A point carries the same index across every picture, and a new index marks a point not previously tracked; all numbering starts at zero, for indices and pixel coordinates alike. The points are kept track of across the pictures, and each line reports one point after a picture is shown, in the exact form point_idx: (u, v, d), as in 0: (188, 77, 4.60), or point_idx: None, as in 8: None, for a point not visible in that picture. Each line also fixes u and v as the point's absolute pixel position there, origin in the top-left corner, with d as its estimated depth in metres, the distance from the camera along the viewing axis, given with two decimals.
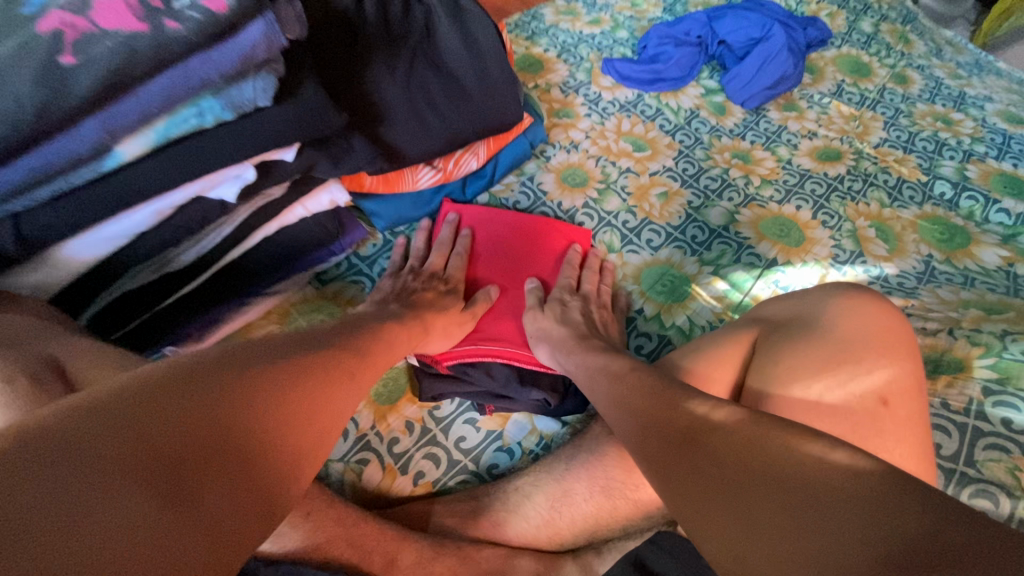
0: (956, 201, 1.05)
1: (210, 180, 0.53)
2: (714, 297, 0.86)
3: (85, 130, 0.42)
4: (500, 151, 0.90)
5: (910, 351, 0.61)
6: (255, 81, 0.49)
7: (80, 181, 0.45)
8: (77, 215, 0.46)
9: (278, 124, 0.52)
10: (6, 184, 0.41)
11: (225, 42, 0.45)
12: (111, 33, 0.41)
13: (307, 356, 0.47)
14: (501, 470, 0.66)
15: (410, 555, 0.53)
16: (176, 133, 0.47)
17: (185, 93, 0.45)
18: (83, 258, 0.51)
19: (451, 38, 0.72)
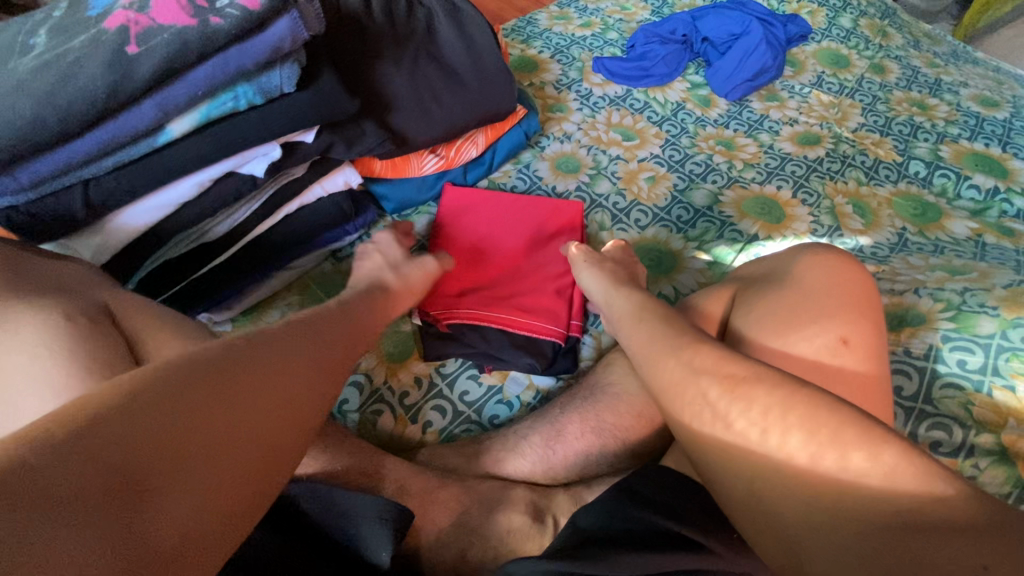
0: (929, 178, 1.11)
1: (243, 157, 0.61)
2: (699, 269, 0.93)
3: (144, 109, 0.51)
4: (498, 140, 0.99)
5: (871, 300, 0.67)
6: (282, 70, 0.57)
7: (138, 154, 0.54)
8: (134, 184, 0.55)
9: (300, 108, 0.60)
10: (82, 153, 0.51)
11: (257, 35, 0.53)
12: (167, 28, 0.49)
13: (297, 348, 0.50)
14: (501, 421, 0.72)
15: (419, 483, 0.60)
16: (216, 114, 0.56)
17: (223, 80, 0.53)
18: (136, 225, 0.60)
19: (450, 36, 0.80)
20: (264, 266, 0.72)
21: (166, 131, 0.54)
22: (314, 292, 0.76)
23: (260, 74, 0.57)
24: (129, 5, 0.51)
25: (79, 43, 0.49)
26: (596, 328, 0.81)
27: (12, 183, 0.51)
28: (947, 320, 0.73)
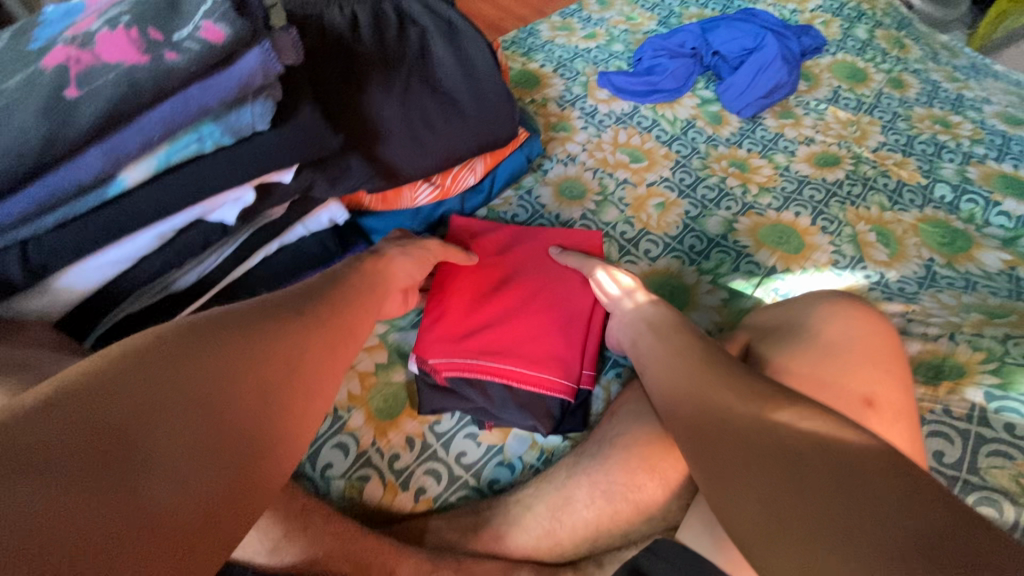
0: (956, 203, 1.04)
1: (211, 203, 0.54)
2: (713, 307, 0.86)
3: (88, 158, 0.44)
4: (498, 165, 0.92)
5: (901, 358, 0.61)
6: (253, 107, 0.51)
7: (86, 208, 0.47)
8: (81, 241, 0.48)
9: (276, 148, 0.54)
10: (13, 214, 0.43)
11: (223, 71, 0.46)
12: (114, 66, 0.42)
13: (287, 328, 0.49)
14: (501, 485, 0.66)
15: (410, 571, 0.53)
16: (177, 158, 0.49)
17: (185, 120, 0.46)
18: (85, 283, 0.52)
19: (446, 57, 0.73)
20: None
21: (117, 180, 0.47)
22: None
23: (228, 112, 0.50)
24: (72, 40, 0.45)
25: (13, 83, 0.43)
26: (606, 376, 0.75)
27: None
28: (990, 374, 0.67)
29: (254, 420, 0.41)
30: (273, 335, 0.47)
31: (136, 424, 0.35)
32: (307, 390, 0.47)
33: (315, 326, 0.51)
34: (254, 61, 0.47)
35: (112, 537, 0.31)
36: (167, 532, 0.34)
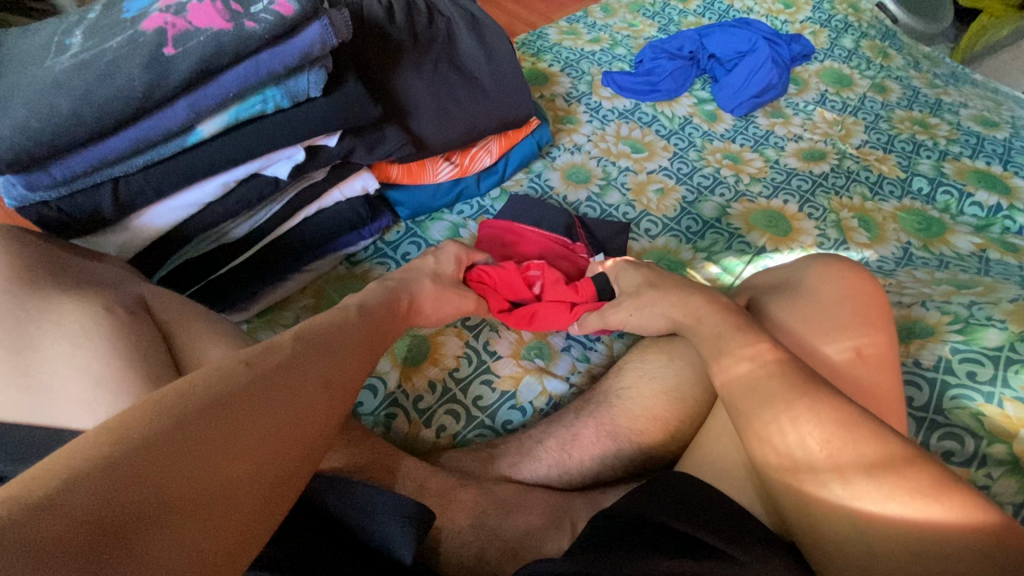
0: (933, 195, 1.13)
1: (267, 158, 0.62)
2: (708, 279, 0.94)
3: (176, 109, 0.52)
4: (511, 150, 1.00)
5: (883, 308, 0.67)
6: (309, 75, 0.59)
7: (167, 153, 0.55)
8: (163, 183, 0.55)
9: (326, 111, 0.61)
10: (113, 151, 0.52)
11: (289, 40, 0.54)
12: (203, 31, 0.51)
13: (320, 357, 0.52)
14: (514, 426, 0.73)
15: (437, 482, 0.60)
16: (245, 116, 0.57)
17: (255, 81, 0.54)
18: (157, 226, 0.60)
19: (470, 46, 0.82)
20: (282, 266, 0.75)
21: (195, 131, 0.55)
22: (330, 294, 0.78)
23: (289, 77, 0.58)
24: (166, 9, 0.53)
25: (116, 43, 0.51)
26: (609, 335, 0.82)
27: (44, 179, 0.52)
28: (955, 332, 0.74)
29: (294, 421, 0.46)
30: (326, 360, 0.51)
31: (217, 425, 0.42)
32: (340, 405, 0.51)
33: (359, 351, 0.56)
34: (314, 32, 0.55)
35: (228, 519, 0.39)
36: (219, 506, 0.39)
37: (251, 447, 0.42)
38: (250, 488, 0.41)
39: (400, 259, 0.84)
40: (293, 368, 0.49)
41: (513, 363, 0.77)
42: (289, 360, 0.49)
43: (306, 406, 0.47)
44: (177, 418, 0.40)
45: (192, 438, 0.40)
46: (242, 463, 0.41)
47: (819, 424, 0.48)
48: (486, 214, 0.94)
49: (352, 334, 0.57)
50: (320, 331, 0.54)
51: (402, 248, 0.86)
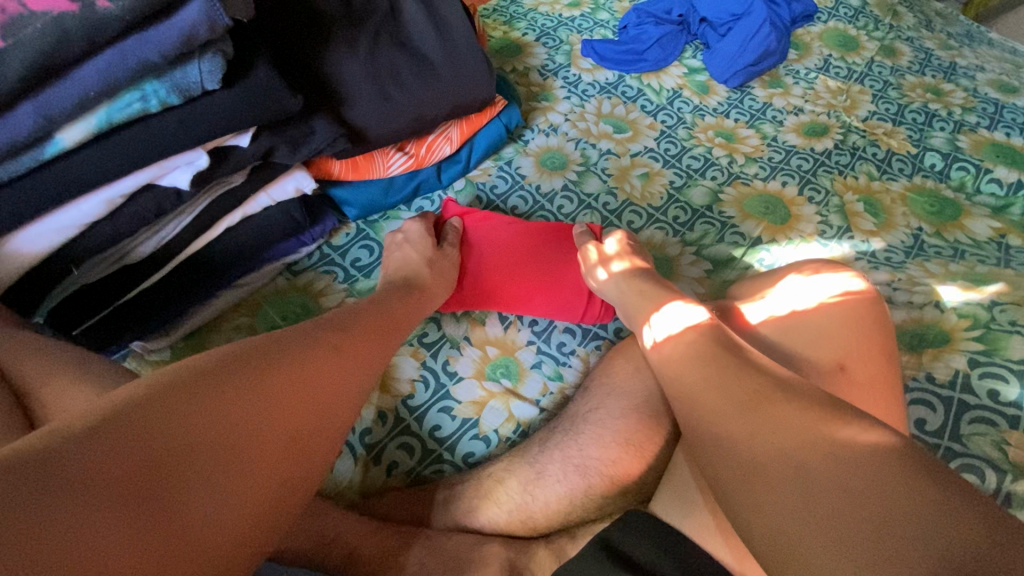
0: (946, 172, 1.02)
1: (161, 167, 0.52)
2: (697, 278, 0.85)
3: (22, 114, 0.42)
4: (475, 135, 0.89)
5: (879, 316, 0.59)
6: (201, 63, 0.47)
7: (23, 169, 0.45)
8: (23, 204, 0.46)
9: (228, 107, 0.51)
10: None
11: (163, 22, 0.43)
12: (43, 13, 0.40)
13: (334, 342, 0.51)
14: (477, 459, 0.65)
15: (374, 547, 0.53)
16: (120, 118, 0.46)
17: (122, 75, 0.43)
18: (31, 251, 0.51)
19: (417, 16, 0.70)
20: (204, 285, 0.65)
21: (56, 139, 0.45)
22: (266, 313, 0.68)
23: (174, 68, 0.47)
24: None
25: None
26: (585, 347, 0.73)
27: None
28: (974, 341, 0.66)
29: (312, 402, 0.47)
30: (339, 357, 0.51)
31: (182, 422, 0.39)
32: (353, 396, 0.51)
33: (370, 350, 0.55)
34: (197, 10, 0.44)
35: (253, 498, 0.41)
36: (243, 487, 0.40)
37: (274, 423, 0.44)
38: (269, 468, 0.42)
39: (348, 267, 0.74)
40: (273, 366, 0.46)
41: (475, 385, 0.69)
42: (301, 352, 0.48)
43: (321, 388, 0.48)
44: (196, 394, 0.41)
45: (211, 415, 0.41)
46: (253, 453, 0.42)
47: (813, 488, 0.40)
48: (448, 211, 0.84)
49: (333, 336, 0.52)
50: (336, 326, 0.53)
51: (351, 253, 0.76)
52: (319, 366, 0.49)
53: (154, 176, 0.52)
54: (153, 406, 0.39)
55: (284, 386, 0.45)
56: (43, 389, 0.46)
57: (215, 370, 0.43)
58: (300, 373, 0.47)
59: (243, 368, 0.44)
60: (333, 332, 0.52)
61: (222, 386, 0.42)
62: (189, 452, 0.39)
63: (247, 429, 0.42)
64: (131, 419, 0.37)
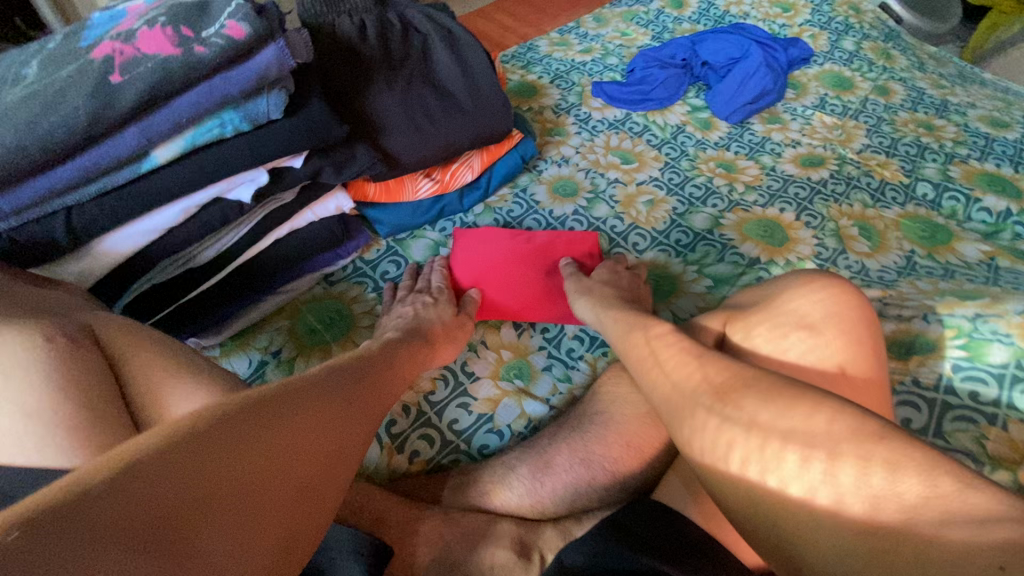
0: (938, 200, 1.08)
1: (228, 182, 0.61)
2: (698, 293, 0.91)
3: (128, 136, 0.52)
4: (494, 164, 0.98)
5: (868, 322, 0.62)
6: (268, 97, 0.58)
7: (121, 180, 0.55)
8: (117, 211, 0.55)
9: (288, 134, 0.60)
10: (63, 179, 0.52)
11: (243, 65, 0.54)
12: (156, 58, 0.50)
13: (319, 394, 0.50)
14: (491, 450, 0.70)
15: (399, 515, 0.59)
16: (201, 141, 0.56)
17: (207, 104, 0.54)
18: (119, 251, 0.60)
19: (446, 61, 0.81)
20: (256, 288, 0.74)
21: (150, 157, 0.55)
22: (305, 316, 0.77)
23: (247, 101, 0.57)
24: (117, 36, 0.52)
25: (65, 72, 0.50)
26: (593, 354, 0.79)
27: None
28: (959, 348, 0.70)
29: (297, 461, 0.44)
30: (324, 407, 0.49)
31: (158, 487, 0.36)
32: (339, 455, 0.48)
33: (353, 398, 0.53)
34: (273, 55, 0.55)
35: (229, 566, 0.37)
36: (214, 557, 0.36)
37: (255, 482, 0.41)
38: (248, 535, 0.38)
39: (379, 278, 0.83)
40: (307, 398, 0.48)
41: (491, 384, 0.75)
42: (284, 402, 0.47)
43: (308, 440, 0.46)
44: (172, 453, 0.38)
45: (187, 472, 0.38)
46: (229, 518, 0.38)
47: None
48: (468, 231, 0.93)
49: (338, 368, 0.55)
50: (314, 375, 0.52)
51: (382, 266, 0.85)
52: (342, 391, 0.52)
53: (220, 193, 0.62)
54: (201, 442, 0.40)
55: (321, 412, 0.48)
56: (130, 352, 0.51)
57: (250, 401, 0.45)
58: (310, 411, 0.48)
59: (226, 425, 0.42)
60: (316, 383, 0.51)
61: (265, 417, 0.44)
62: (247, 481, 0.40)
63: (295, 454, 0.44)
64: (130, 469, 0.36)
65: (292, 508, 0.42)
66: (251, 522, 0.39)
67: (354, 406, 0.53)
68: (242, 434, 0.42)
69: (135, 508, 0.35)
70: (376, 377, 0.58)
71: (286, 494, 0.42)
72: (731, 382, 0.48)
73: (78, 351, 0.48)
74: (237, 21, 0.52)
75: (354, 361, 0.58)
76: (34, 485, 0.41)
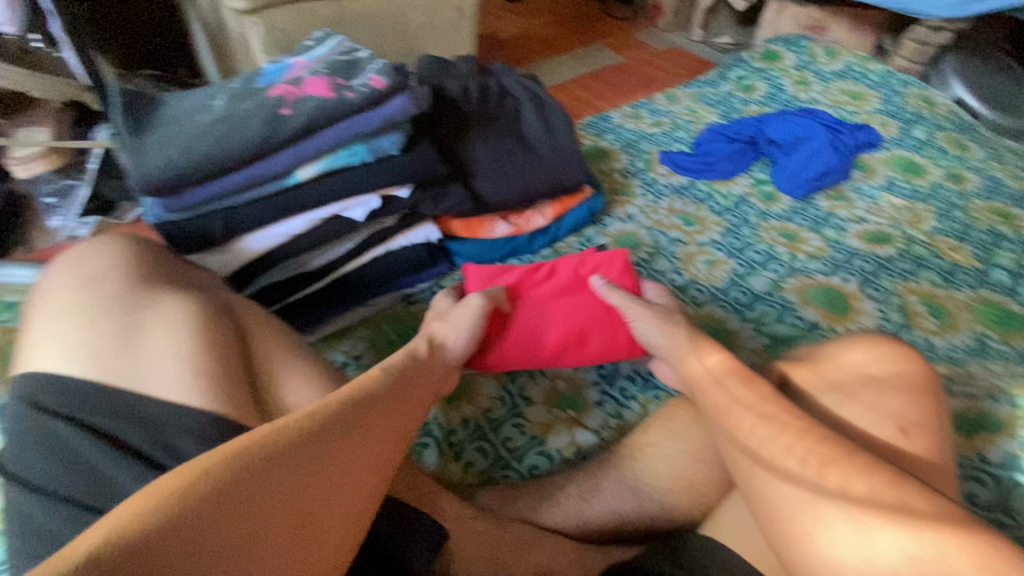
0: (1015, 288, 1.06)
1: (347, 203, 0.72)
2: (754, 351, 0.93)
3: (283, 156, 0.66)
4: (565, 214, 1.07)
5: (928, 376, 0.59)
6: (391, 136, 0.70)
7: (270, 191, 0.68)
8: (261, 216, 0.68)
9: (401, 167, 0.71)
10: (231, 186, 0.65)
11: (378, 108, 0.67)
12: (315, 98, 0.64)
13: (362, 416, 0.52)
14: (540, 472, 0.74)
15: (453, 511, 0.63)
16: (334, 166, 0.69)
17: (343, 137, 0.66)
18: (252, 249, 0.70)
19: (533, 120, 0.93)
20: (348, 298, 0.85)
21: (294, 175, 0.68)
22: (385, 327, 0.86)
23: (375, 137, 0.69)
24: (290, 81, 0.67)
25: (248, 104, 0.65)
26: (645, 395, 0.83)
27: (178, 204, 0.65)
28: None
29: (341, 491, 0.47)
30: (367, 427, 0.52)
31: (223, 524, 0.39)
32: (378, 478, 0.51)
33: (389, 416, 0.55)
34: (399, 103, 0.68)
35: None
36: None
37: (305, 516, 0.43)
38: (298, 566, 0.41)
39: None
40: (333, 428, 0.49)
41: (544, 410, 0.80)
42: (334, 425, 0.49)
43: (351, 469, 0.48)
44: (234, 489, 0.41)
45: (246, 508, 0.41)
46: (280, 551, 0.41)
47: None
48: None
49: (366, 391, 0.55)
50: (358, 391, 0.55)
51: (455, 293, 0.94)
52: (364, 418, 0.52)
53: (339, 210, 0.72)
54: (225, 499, 0.41)
55: (344, 443, 0.49)
56: (254, 330, 0.57)
57: (273, 444, 0.45)
58: (354, 437, 0.50)
59: (281, 459, 0.44)
60: (361, 403, 0.53)
61: (293, 460, 0.45)
62: (273, 531, 0.41)
63: (328, 491, 0.46)
64: (197, 508, 0.39)
65: (336, 538, 0.45)
66: (302, 554, 0.42)
67: (390, 425, 0.55)
68: (293, 467, 0.44)
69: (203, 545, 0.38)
70: (396, 403, 0.57)
71: (332, 525, 0.45)
72: (783, 414, 0.51)
73: (221, 319, 0.54)
74: (379, 74, 0.66)
75: (377, 383, 0.57)
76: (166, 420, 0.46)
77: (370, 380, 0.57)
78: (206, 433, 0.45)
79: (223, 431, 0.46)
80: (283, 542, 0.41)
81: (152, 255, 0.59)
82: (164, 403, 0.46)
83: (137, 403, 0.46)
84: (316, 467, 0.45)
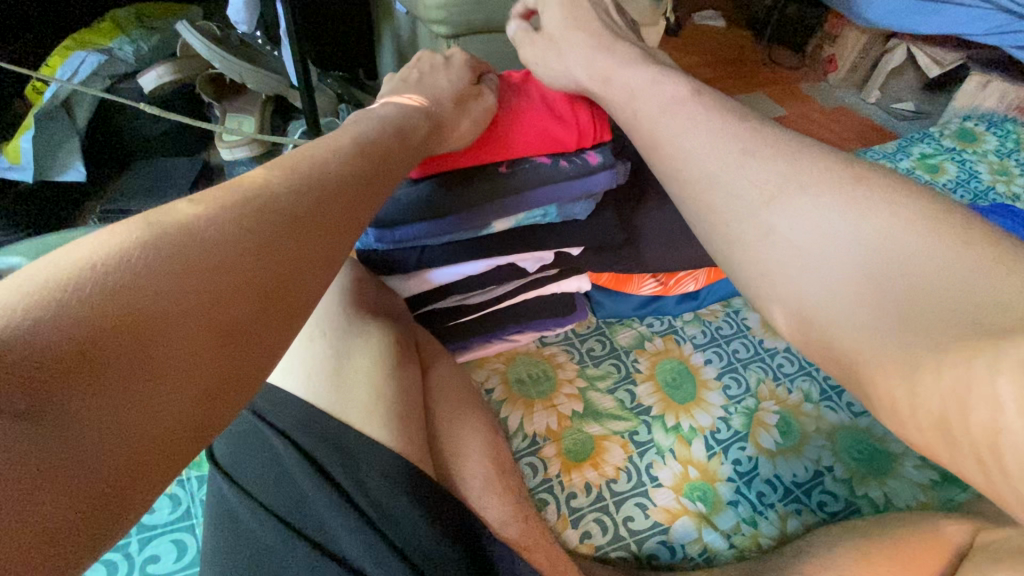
0: None
1: (526, 256, 0.80)
2: (920, 483, 0.80)
3: (490, 211, 0.75)
4: (719, 280, 0.99)
5: None
6: (583, 204, 0.78)
7: (466, 236, 0.77)
8: (452, 256, 0.77)
9: (580, 233, 0.80)
10: (439, 229, 0.74)
11: (580, 180, 0.76)
12: (532, 163, 0.75)
13: (303, 207, 0.44)
14: (659, 563, 0.70)
15: None
16: (525, 221, 0.78)
17: (550, 201, 0.76)
18: (432, 279, 0.80)
19: None
20: (492, 330, 0.88)
21: (490, 227, 0.77)
22: (517, 365, 0.88)
23: (569, 204, 0.78)
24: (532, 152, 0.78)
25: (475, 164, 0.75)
26: (785, 508, 0.76)
27: (388, 236, 0.74)
28: None
29: (299, 286, 0.41)
30: (316, 222, 0.44)
31: (167, 316, 0.32)
32: (328, 270, 0.44)
33: (333, 209, 0.46)
34: (604, 177, 0.77)
35: (246, 383, 0.36)
36: (233, 375, 0.35)
37: (255, 309, 0.37)
38: (258, 357, 0.37)
39: (584, 353, 0.91)
40: (275, 224, 0.41)
41: (672, 496, 0.75)
42: (276, 219, 0.41)
43: (300, 263, 0.41)
44: (179, 285, 0.34)
45: (191, 300, 0.34)
46: (238, 341, 0.36)
47: None
48: (674, 335, 0.95)
49: (299, 178, 0.46)
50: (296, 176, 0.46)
51: (588, 341, 0.93)
52: (289, 260, 0.40)
53: (517, 260, 0.81)
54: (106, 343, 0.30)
55: (301, 280, 0.41)
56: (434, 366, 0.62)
57: (184, 279, 0.34)
58: (298, 231, 0.42)
59: (217, 253, 0.36)
60: (300, 191, 0.45)
61: (238, 253, 0.38)
62: (202, 366, 0.33)
63: (280, 282, 0.39)
64: (134, 301, 0.31)
65: (287, 320, 0.40)
66: (261, 345, 0.37)
67: (333, 215, 0.46)
68: (238, 260, 0.37)
69: (154, 338, 0.32)
70: (320, 229, 0.44)
71: (281, 314, 0.39)
72: None
73: (405, 355, 0.60)
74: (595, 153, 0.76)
75: (292, 188, 0.44)
76: (361, 442, 0.51)
77: (307, 198, 0.45)
78: (393, 472, 0.49)
79: (409, 474, 0.50)
80: (240, 335, 0.36)
81: (351, 278, 0.65)
82: (360, 437, 0.51)
83: (339, 429, 0.52)
84: (262, 262, 0.39)
